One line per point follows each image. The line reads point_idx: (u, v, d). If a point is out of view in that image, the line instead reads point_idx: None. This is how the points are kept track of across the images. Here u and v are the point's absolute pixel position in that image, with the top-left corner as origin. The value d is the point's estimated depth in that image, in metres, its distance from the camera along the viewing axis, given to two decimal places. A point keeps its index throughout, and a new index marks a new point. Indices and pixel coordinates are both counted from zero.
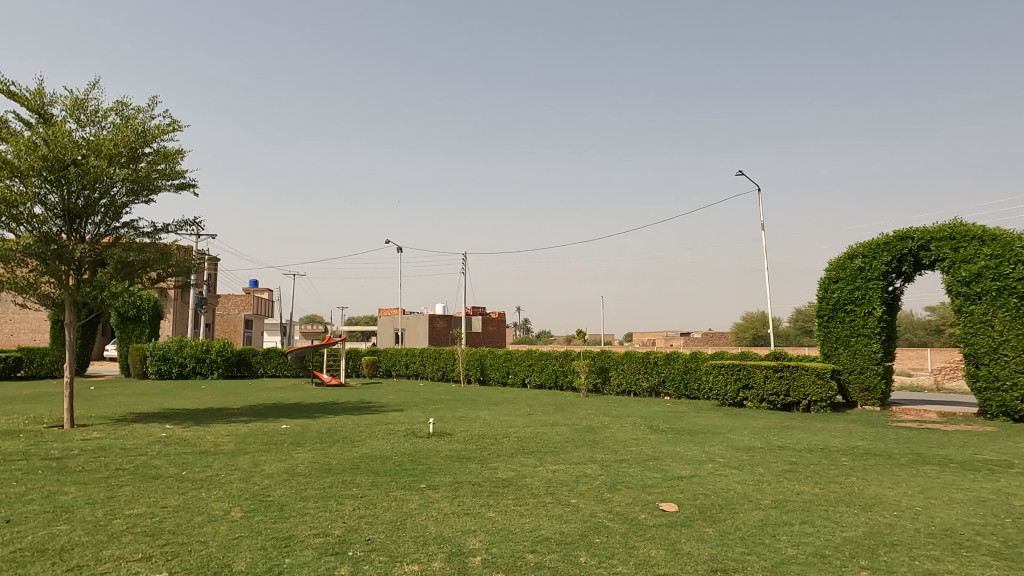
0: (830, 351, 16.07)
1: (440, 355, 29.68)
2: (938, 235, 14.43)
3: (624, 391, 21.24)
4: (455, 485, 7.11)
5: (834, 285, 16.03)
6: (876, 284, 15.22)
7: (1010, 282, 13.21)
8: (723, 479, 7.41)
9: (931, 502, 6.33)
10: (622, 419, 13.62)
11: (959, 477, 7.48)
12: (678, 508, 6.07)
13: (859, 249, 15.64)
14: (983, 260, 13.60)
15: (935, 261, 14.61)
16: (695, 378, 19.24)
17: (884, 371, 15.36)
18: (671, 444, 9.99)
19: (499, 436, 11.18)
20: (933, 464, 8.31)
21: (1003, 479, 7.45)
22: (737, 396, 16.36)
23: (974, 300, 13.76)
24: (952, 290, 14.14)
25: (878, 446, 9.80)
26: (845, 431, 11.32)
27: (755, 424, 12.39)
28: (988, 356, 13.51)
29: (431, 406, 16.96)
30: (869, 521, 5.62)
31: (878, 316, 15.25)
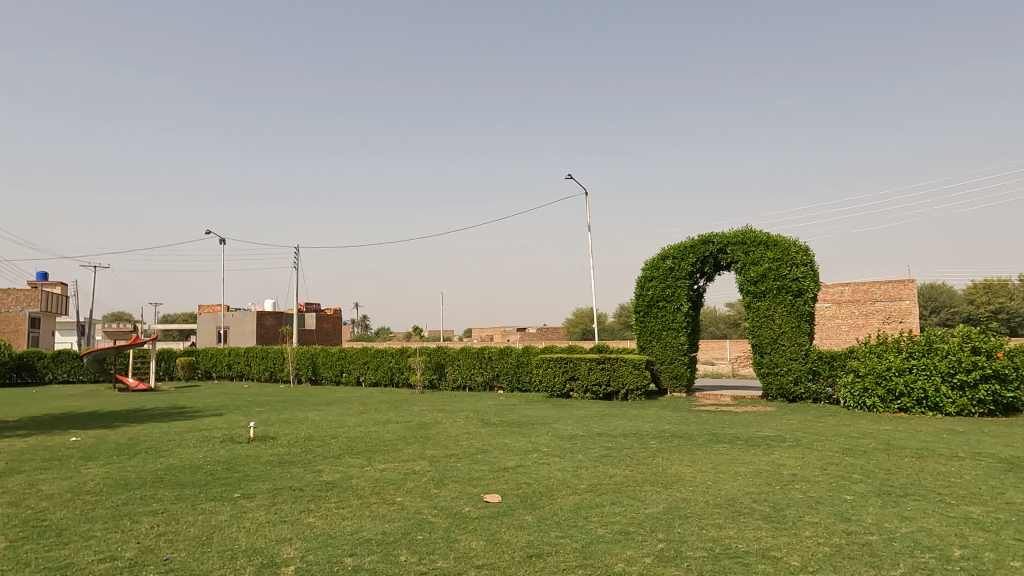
0: (646, 343, 17.55)
1: (268, 354, 27.90)
2: (734, 240, 16.32)
3: (460, 386, 21.48)
4: (273, 492, 6.71)
5: (649, 283, 17.48)
6: (684, 283, 16.86)
7: (787, 281, 15.32)
8: (545, 467, 7.77)
9: (720, 476, 7.16)
10: (455, 414, 13.77)
11: (743, 453, 8.53)
12: (501, 498, 6.25)
13: (670, 250, 17.21)
14: (767, 262, 15.63)
15: (731, 263, 16.53)
16: (526, 371, 19.99)
17: (689, 361, 17.09)
18: (500, 437, 10.30)
19: (327, 437, 10.75)
20: (724, 442, 9.42)
21: (776, 452, 8.65)
22: (565, 388, 17.25)
23: (760, 297, 15.78)
24: (743, 289, 16.09)
25: (681, 428, 10.88)
26: (656, 416, 12.40)
27: (578, 414, 13.17)
28: (770, 345, 15.57)
29: (254, 409, 15.87)
30: (669, 497, 6.21)
31: (685, 312, 16.91)
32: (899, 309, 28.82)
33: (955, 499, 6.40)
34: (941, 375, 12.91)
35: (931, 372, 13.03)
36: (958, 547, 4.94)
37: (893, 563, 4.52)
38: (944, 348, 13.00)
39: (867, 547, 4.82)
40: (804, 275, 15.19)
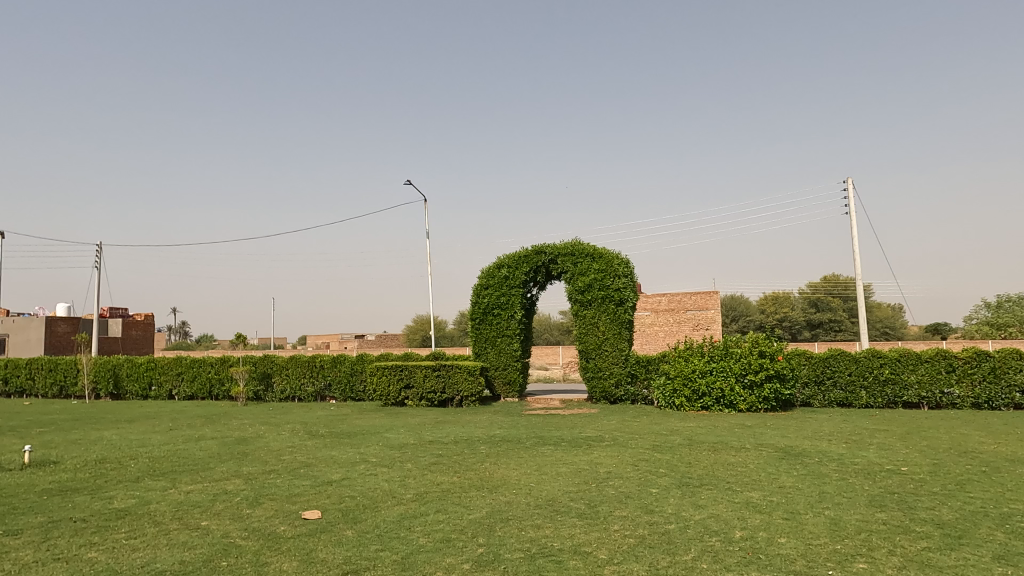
0: (481, 350, 17.85)
1: (57, 366, 24.29)
2: (564, 251, 17.17)
3: (288, 397, 20.28)
4: (49, 526, 5.79)
5: (484, 291, 17.78)
6: (517, 291, 17.41)
7: (610, 291, 16.45)
8: (372, 479, 7.55)
9: (542, 477, 7.45)
10: (280, 427, 12.97)
11: (565, 454, 8.96)
12: (320, 514, 5.95)
13: (505, 259, 17.68)
14: (593, 273, 16.66)
15: (561, 273, 17.38)
16: (361, 381, 19.42)
17: (522, 367, 17.67)
18: (326, 449, 9.86)
19: (124, 459, 9.55)
20: (549, 445, 9.84)
21: (595, 451, 9.20)
22: (400, 396, 16.95)
23: (586, 306, 16.76)
24: (571, 297, 16.98)
25: (511, 433, 11.18)
26: (488, 422, 12.64)
27: (411, 422, 13.03)
28: (595, 351, 16.59)
29: (35, 430, 13.69)
30: (493, 501, 6.33)
31: (518, 319, 17.46)
32: (706, 317, 32.11)
33: (740, 487, 7.25)
34: (735, 376, 14.60)
35: (727, 374, 14.68)
36: (739, 529, 5.57)
37: (685, 549, 4.98)
38: (738, 352, 14.76)
39: (666, 535, 5.28)
40: (625, 286, 16.43)
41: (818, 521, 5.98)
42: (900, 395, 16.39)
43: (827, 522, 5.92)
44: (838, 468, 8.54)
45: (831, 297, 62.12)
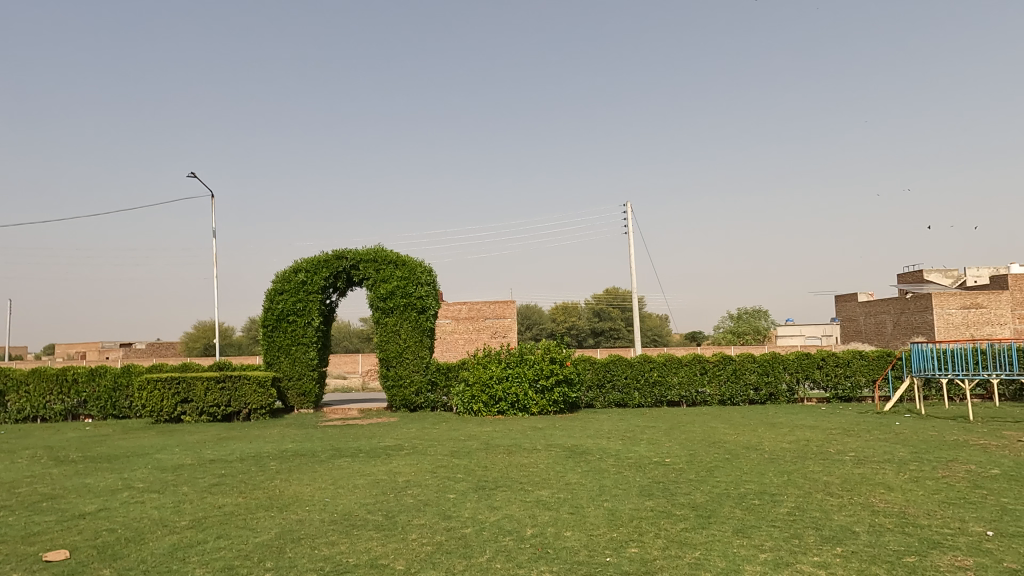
0: (273, 359, 16.69)
1: None
2: (366, 257, 16.77)
3: (26, 418, 17.05)
4: None
5: (278, 296, 16.64)
6: (316, 297, 16.60)
7: (412, 299, 16.46)
8: (138, 507, 6.64)
9: (338, 491, 7.17)
10: (15, 453, 10.85)
11: (362, 465, 8.72)
12: (69, 554, 5.09)
13: (303, 263, 16.75)
14: (395, 280, 16.51)
15: (363, 279, 16.94)
16: (126, 396, 17.03)
17: (318, 376, 16.89)
18: (78, 476, 8.46)
19: None
20: (346, 456, 9.51)
21: (394, 461, 9.10)
22: (175, 411, 15.16)
23: (388, 313, 16.54)
24: (373, 304, 16.62)
25: (305, 446, 10.61)
26: (279, 436, 11.85)
27: (189, 440, 11.74)
28: (396, 359, 16.44)
29: None
30: (283, 521, 5.94)
31: (315, 326, 16.66)
32: (502, 325, 33.57)
33: (531, 486, 7.67)
34: (529, 381, 15.54)
35: (522, 379, 15.55)
36: (529, 526, 5.89)
37: (480, 551, 5.13)
38: (531, 358, 15.67)
39: (462, 539, 5.40)
40: (427, 294, 16.57)
41: (598, 512, 6.55)
42: (665, 394, 18.63)
43: (606, 513, 6.52)
44: (616, 463, 9.45)
45: (611, 307, 68.62)
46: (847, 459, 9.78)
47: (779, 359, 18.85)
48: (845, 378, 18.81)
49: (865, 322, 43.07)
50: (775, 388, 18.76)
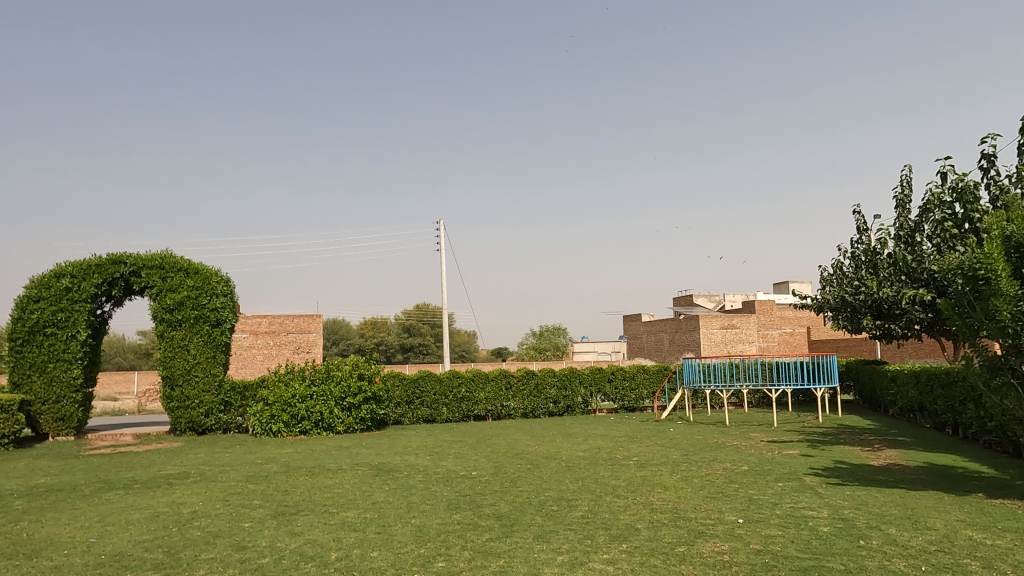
0: (21, 379, 14.10)
1: None
2: (149, 263, 14.91)
3: None
4: None
5: (32, 305, 14.11)
6: (83, 307, 14.38)
7: (205, 311, 15.04)
8: None
9: (107, 529, 6.27)
10: None
11: (138, 498, 7.72)
12: None
13: (67, 267, 14.41)
14: (185, 290, 14.93)
15: (145, 288, 15.03)
16: None
17: (82, 399, 14.61)
18: None
19: None
20: (117, 489, 8.34)
21: (178, 490, 8.19)
22: None
23: (175, 326, 14.89)
24: (156, 316, 14.82)
25: (62, 480, 9.10)
26: (28, 469, 10.02)
27: None
28: (182, 377, 14.83)
29: None
30: (34, 570, 5.06)
31: (82, 341, 14.41)
32: (306, 340, 31.92)
33: (336, 508, 7.39)
34: (335, 399, 15.06)
35: (327, 397, 14.99)
36: (334, 550, 5.68)
37: None
38: (338, 375, 15.16)
39: (260, 570, 5.05)
40: (222, 306, 15.26)
41: (406, 530, 6.52)
42: (472, 409, 19.09)
43: (413, 530, 6.52)
44: (423, 479, 9.48)
45: (421, 323, 68.71)
46: (631, 464, 10.86)
47: (576, 374, 20.33)
48: (630, 391, 20.88)
49: (647, 339, 48.16)
50: (572, 400, 20.18)
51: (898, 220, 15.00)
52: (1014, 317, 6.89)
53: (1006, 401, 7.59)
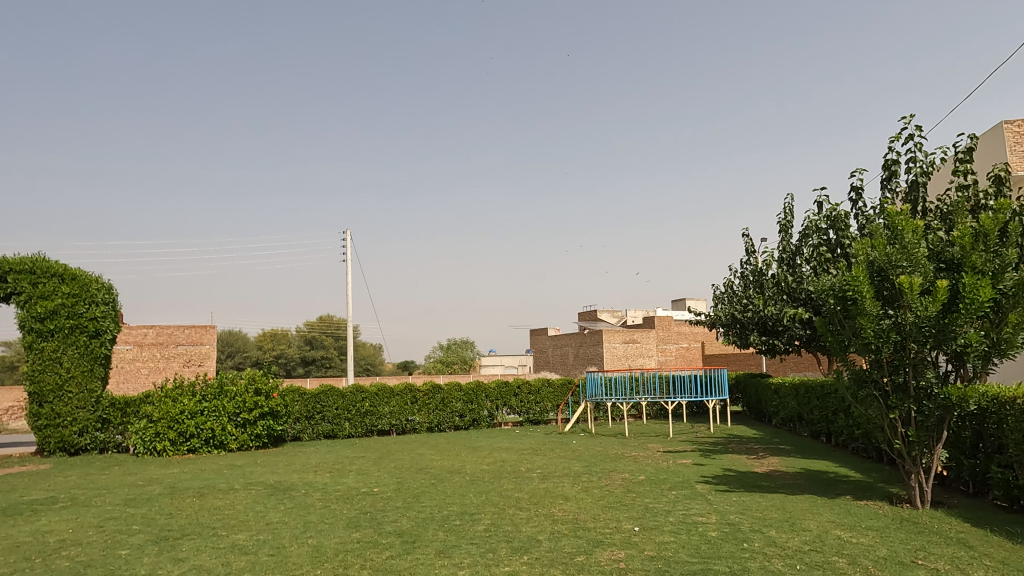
0: None
1: None
2: (16, 267, 13.49)
3: None
4: None
5: None
6: None
7: (83, 320, 13.85)
8: None
9: None
10: None
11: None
12: None
13: None
14: (60, 298, 13.67)
15: (10, 294, 13.59)
16: None
17: None
18: None
19: None
20: None
21: (44, 517, 7.46)
22: None
23: (46, 337, 13.57)
24: (23, 326, 13.44)
25: None
26: None
27: None
28: (53, 393, 13.54)
29: None
30: None
31: None
32: (198, 353, 30.03)
33: (225, 531, 7.00)
34: (228, 415, 14.30)
35: (219, 413, 14.21)
36: None
37: None
38: (233, 390, 14.42)
39: None
40: (102, 315, 14.12)
41: (302, 551, 6.28)
42: (375, 424, 18.68)
43: (309, 550, 6.29)
44: (322, 497, 9.16)
45: (324, 335, 66.46)
46: (534, 476, 11.00)
47: (482, 388, 20.39)
48: (535, 404, 21.19)
49: (553, 352, 49.05)
50: (478, 414, 20.19)
51: (781, 244, 16.22)
52: (876, 335, 7.63)
53: (870, 411, 8.37)
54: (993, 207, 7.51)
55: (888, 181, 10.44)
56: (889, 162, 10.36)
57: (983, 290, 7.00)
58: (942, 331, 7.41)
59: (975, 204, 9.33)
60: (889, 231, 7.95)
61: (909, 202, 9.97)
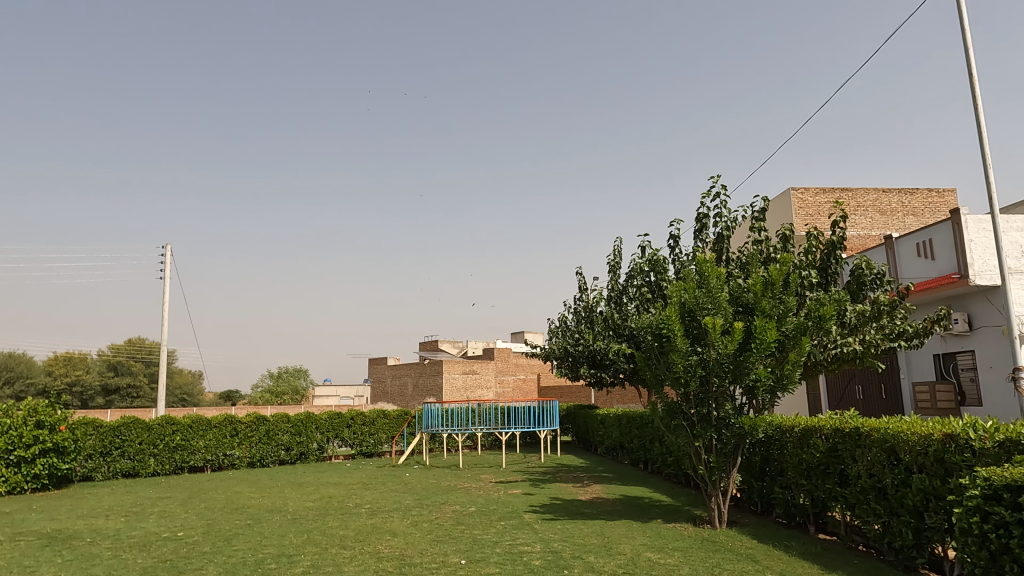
0: None
1: None
2: None
3: None
4: None
5: None
6: None
7: None
8: None
9: None
10: None
11: None
12: None
13: None
14: None
15: None
16: None
17: None
18: None
19: None
20: None
21: None
22: None
23: None
24: None
25: None
26: None
27: None
28: None
29: None
30: None
31: None
32: None
33: None
34: None
35: None
36: None
37: None
38: (6, 424, 12.30)
39: None
40: None
41: None
42: (187, 460, 16.88)
43: None
44: (112, 546, 8.03)
45: (132, 361, 59.26)
46: (362, 512, 10.56)
47: (313, 419, 19.35)
48: (368, 436, 20.49)
49: (391, 383, 47.99)
50: (306, 447, 19.05)
51: (610, 283, 17.42)
52: (685, 369, 8.42)
53: (679, 439, 9.14)
54: (779, 260, 8.67)
55: (700, 232, 11.67)
56: (700, 215, 11.60)
57: (770, 331, 8.01)
58: (738, 367, 8.34)
59: (766, 257, 10.71)
60: (698, 276, 8.86)
61: (715, 252, 11.22)
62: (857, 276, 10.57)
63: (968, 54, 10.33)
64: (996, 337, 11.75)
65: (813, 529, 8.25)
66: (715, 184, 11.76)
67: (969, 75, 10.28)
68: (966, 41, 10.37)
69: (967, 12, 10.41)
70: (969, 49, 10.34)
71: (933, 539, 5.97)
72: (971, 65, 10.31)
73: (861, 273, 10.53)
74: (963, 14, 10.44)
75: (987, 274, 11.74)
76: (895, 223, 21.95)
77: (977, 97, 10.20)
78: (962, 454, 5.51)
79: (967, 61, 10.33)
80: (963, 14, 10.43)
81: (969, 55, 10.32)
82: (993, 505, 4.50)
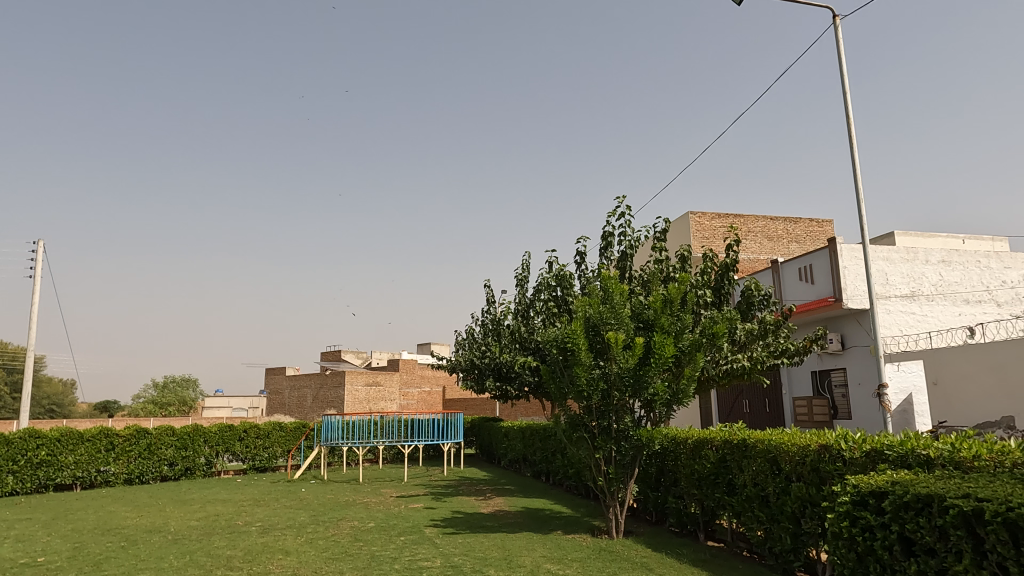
0: None
1: None
2: None
3: None
4: None
5: None
6: None
7: None
8: None
9: None
10: None
11: None
12: None
13: None
14: None
15: None
16: None
17: None
18: None
19: None
20: None
21: None
22: None
23: None
24: None
25: None
26: None
27: None
28: None
29: None
30: None
31: None
32: None
33: None
34: None
35: None
36: None
37: None
38: None
39: None
40: None
41: None
42: (53, 478, 15.33)
43: None
44: None
45: None
46: (252, 530, 9.99)
47: (201, 432, 18.17)
48: (262, 450, 19.49)
49: (288, 395, 46.07)
50: (193, 462, 17.85)
51: (517, 297, 17.61)
52: (587, 383, 8.62)
53: (580, 451, 9.33)
54: (678, 279, 9.08)
55: (604, 249, 12.04)
56: (606, 233, 11.97)
57: (668, 347, 8.36)
58: (637, 381, 8.64)
59: (665, 275, 11.20)
60: (602, 292, 9.12)
61: (618, 270, 11.60)
62: (747, 296, 11.27)
63: (845, 98, 11.36)
64: (864, 356, 12.88)
65: (703, 537, 8.64)
66: (620, 205, 11.57)
67: (846, 116, 11.30)
68: (844, 86, 11.42)
69: (845, 60, 11.47)
70: (846, 94, 11.39)
71: (809, 543, 6.41)
72: (847, 108, 11.35)
73: (750, 294, 11.22)
74: (842, 61, 11.49)
75: (858, 298, 12.89)
76: (780, 249, 23.65)
77: (852, 137, 11.23)
78: (835, 463, 5.97)
79: (844, 104, 11.37)
80: (842, 61, 11.48)
81: (845, 99, 11.36)
82: (861, 510, 4.88)
